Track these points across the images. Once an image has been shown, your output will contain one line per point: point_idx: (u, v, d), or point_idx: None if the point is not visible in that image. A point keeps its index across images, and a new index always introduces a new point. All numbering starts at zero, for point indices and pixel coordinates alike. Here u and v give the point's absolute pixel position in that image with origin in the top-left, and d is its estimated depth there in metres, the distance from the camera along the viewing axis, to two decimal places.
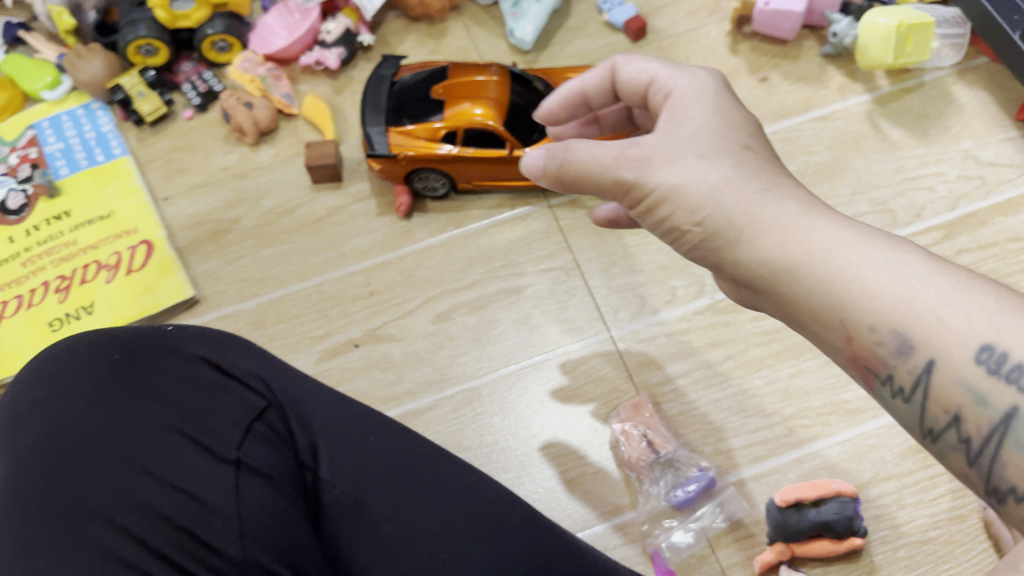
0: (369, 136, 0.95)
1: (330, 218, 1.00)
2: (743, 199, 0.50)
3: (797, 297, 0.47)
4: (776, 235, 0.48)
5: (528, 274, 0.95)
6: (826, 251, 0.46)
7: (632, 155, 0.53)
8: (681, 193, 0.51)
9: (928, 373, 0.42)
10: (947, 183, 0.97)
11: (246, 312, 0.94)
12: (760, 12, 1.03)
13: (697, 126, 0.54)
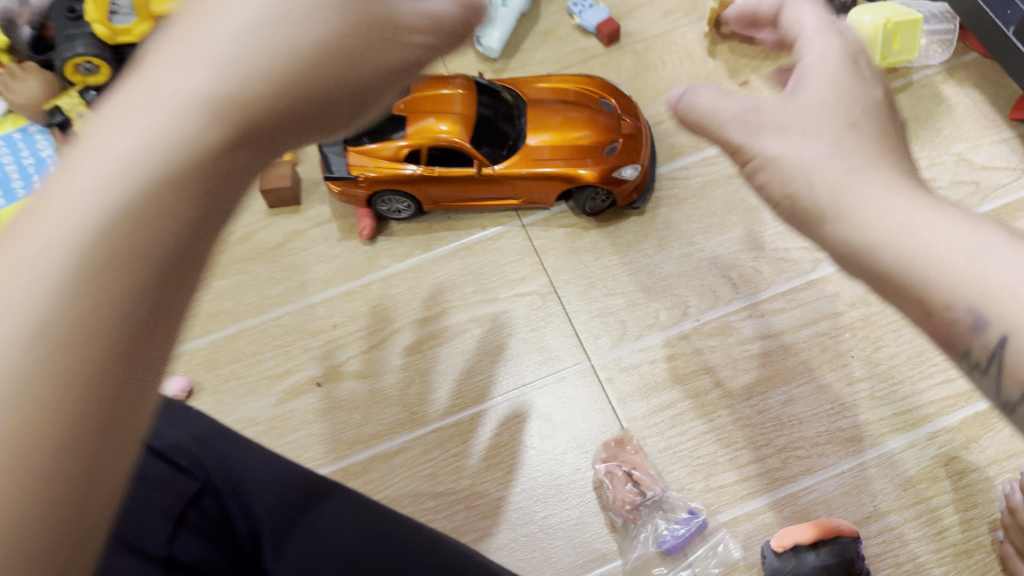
0: (327, 157, 0.89)
1: (287, 245, 0.93)
2: (835, 177, 0.41)
3: (880, 279, 0.39)
4: (857, 217, 0.40)
5: (501, 300, 0.89)
6: (916, 229, 0.38)
7: (748, 116, 0.45)
8: (779, 165, 0.43)
9: (1003, 352, 0.36)
10: (940, 190, 0.92)
11: (200, 351, 0.88)
12: (738, 12, 0.98)
13: (819, 89, 0.44)
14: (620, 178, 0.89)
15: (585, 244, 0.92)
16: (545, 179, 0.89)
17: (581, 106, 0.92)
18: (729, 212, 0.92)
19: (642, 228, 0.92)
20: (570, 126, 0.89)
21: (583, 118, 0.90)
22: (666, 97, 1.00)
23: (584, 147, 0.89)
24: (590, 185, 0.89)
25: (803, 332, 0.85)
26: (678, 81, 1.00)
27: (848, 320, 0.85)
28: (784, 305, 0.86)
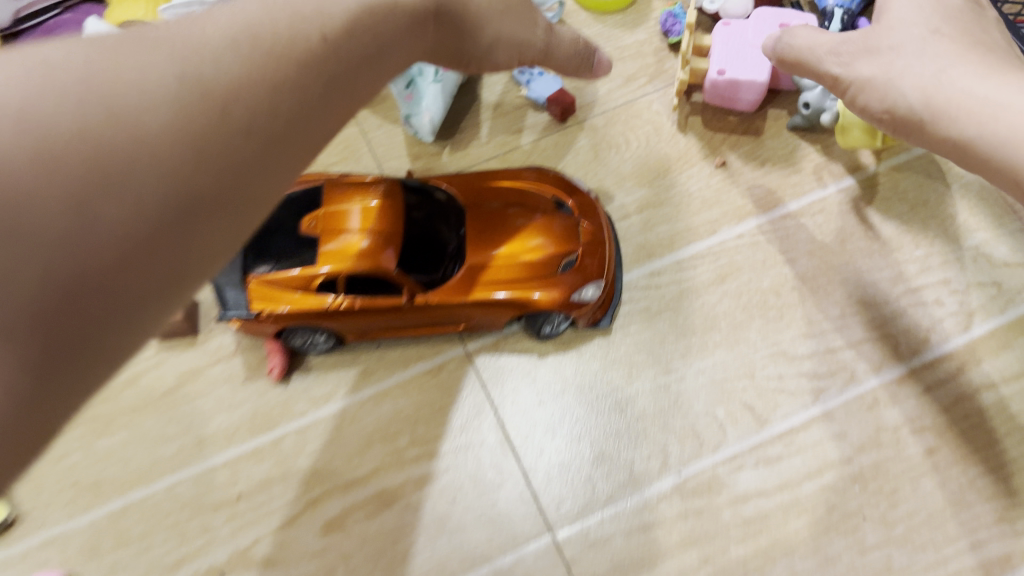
0: (222, 292, 0.73)
1: (182, 389, 0.78)
2: (925, 81, 0.50)
3: (986, 153, 0.45)
4: (949, 112, 0.48)
5: (443, 455, 0.73)
6: (984, 106, 0.46)
7: (839, 49, 0.55)
8: (874, 85, 0.53)
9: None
10: (957, 293, 0.78)
11: (77, 535, 0.72)
12: (714, 82, 0.82)
13: (901, 8, 0.54)
14: (579, 300, 0.74)
15: (542, 375, 0.76)
16: (487, 303, 0.74)
17: (533, 212, 0.76)
18: (710, 330, 0.77)
19: (610, 354, 0.77)
20: (517, 239, 0.74)
21: (534, 228, 0.75)
22: (631, 184, 0.84)
23: (534, 264, 0.74)
24: (543, 309, 0.74)
25: (804, 487, 0.71)
26: (644, 163, 0.85)
27: (856, 469, 0.72)
28: (781, 452, 0.72)
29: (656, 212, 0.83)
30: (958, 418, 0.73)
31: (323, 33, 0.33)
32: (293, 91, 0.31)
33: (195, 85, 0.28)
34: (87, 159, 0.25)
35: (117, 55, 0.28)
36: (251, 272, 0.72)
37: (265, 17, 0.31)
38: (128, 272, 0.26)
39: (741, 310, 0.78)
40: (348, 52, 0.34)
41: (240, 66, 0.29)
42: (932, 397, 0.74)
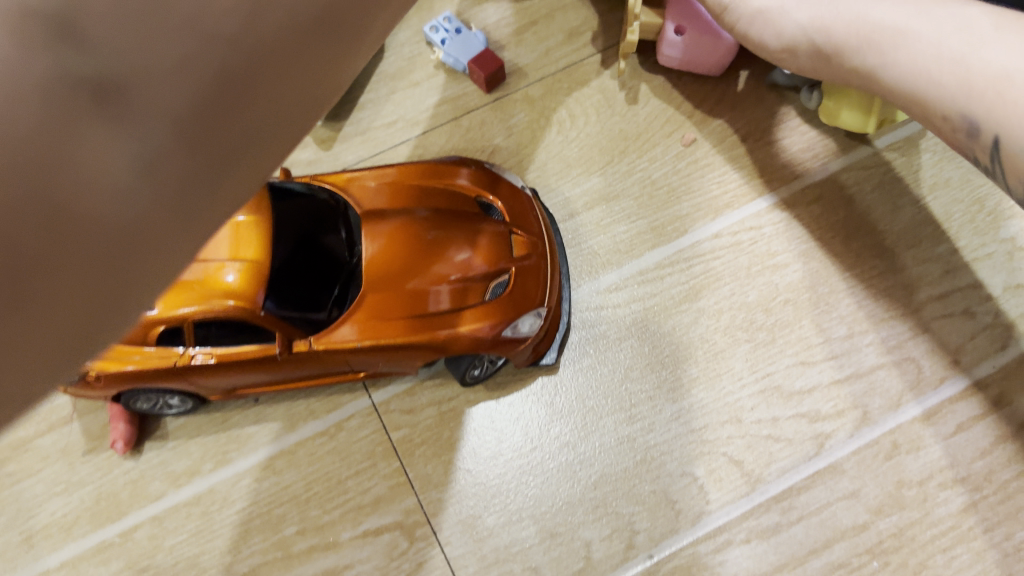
0: None
1: (3, 468, 0.59)
2: (817, 11, 0.44)
3: (897, 90, 0.40)
4: (849, 32, 0.41)
5: (344, 545, 0.56)
6: (881, 34, 0.39)
7: None
8: (768, 18, 0.48)
9: (999, 154, 0.34)
10: (996, 300, 0.61)
11: None
12: (673, 45, 0.65)
13: None
14: (515, 335, 0.58)
15: (473, 430, 0.59)
16: (400, 348, 0.56)
17: (461, 221, 0.57)
18: (683, 362, 0.61)
19: (558, 400, 0.60)
20: (443, 262, 0.56)
21: (465, 245, 0.56)
22: (579, 172, 0.67)
23: (462, 291, 0.56)
24: (468, 351, 0.57)
25: (810, 566, 0.55)
26: (594, 145, 0.67)
27: (875, 539, 0.56)
28: (777, 521, 0.56)
29: (609, 209, 0.65)
30: (1000, 465, 0.57)
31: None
32: None
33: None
34: None
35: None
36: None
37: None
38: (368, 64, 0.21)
39: (722, 332, 0.61)
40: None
41: None
42: (965, 439, 0.58)
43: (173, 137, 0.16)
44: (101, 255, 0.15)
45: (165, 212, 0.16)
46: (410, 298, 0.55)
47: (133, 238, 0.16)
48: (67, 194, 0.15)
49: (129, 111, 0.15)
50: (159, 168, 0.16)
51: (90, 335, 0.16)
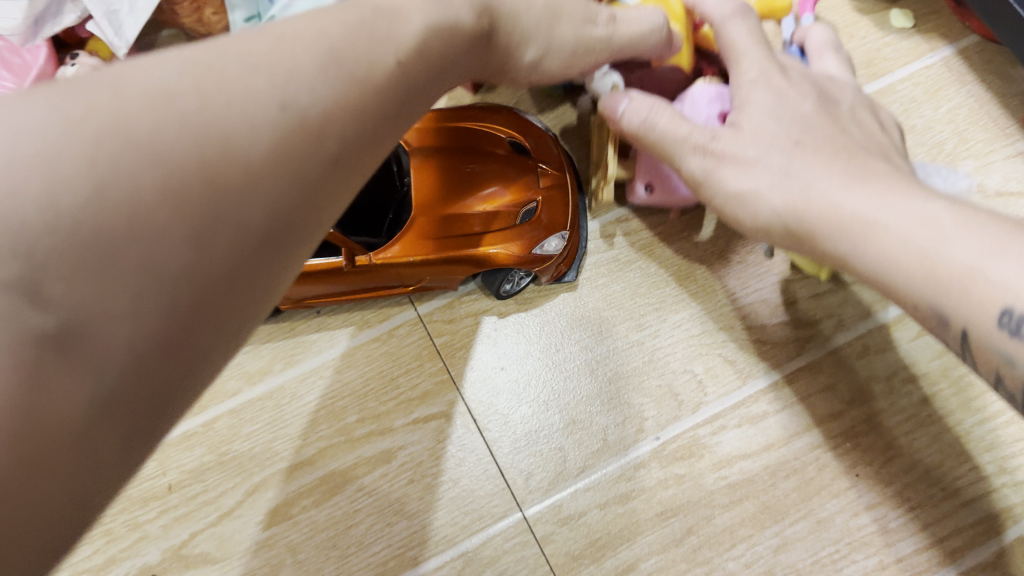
0: None
1: None
2: (792, 194, 0.46)
3: (870, 272, 0.44)
4: (839, 217, 0.44)
5: (398, 431, 0.66)
6: (859, 225, 0.43)
7: (686, 135, 0.49)
8: (750, 198, 0.48)
9: (968, 343, 0.40)
10: None
11: None
12: (640, 199, 0.64)
13: (755, 106, 0.49)
14: (542, 254, 0.66)
15: (505, 338, 0.69)
16: (446, 262, 0.66)
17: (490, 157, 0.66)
18: (686, 279, 0.69)
19: (577, 312, 0.70)
20: (477, 189, 0.65)
21: (494, 174, 0.66)
22: None
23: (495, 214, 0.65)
24: (502, 267, 0.66)
25: (792, 446, 0.65)
26: None
27: (849, 424, 0.66)
28: (765, 410, 0.66)
29: None
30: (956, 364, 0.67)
31: (399, 59, 0.32)
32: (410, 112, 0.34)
33: (288, 105, 0.27)
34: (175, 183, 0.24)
35: (214, 71, 0.26)
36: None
37: (350, 39, 0.30)
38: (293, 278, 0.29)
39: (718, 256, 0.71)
40: (441, 90, 0.38)
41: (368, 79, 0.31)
42: (927, 341, 0.67)
43: (118, 377, 0.24)
44: (60, 457, 0.24)
45: (111, 421, 0.24)
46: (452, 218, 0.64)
47: (81, 448, 0.24)
48: (37, 428, 0.23)
49: (83, 358, 0.24)
50: (107, 397, 0.24)
51: (61, 508, 0.24)
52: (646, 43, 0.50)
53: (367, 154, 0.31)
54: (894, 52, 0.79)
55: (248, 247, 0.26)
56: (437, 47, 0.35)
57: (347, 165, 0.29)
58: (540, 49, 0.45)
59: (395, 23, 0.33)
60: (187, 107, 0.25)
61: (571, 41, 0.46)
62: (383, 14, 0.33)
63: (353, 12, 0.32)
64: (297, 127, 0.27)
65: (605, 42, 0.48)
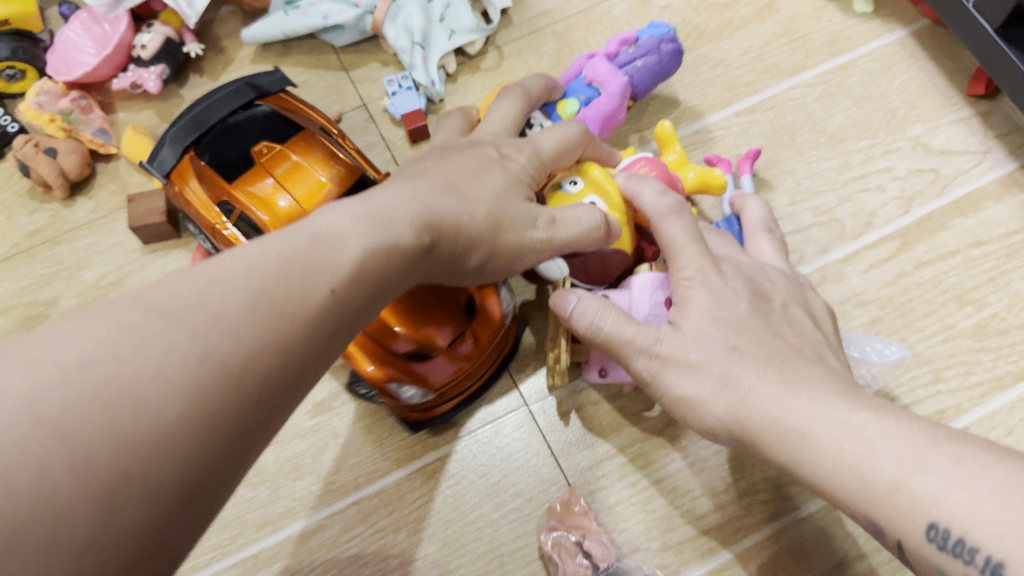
0: (162, 141, 0.72)
1: None
2: (732, 402, 0.53)
3: (813, 482, 0.48)
4: (781, 430, 0.50)
5: None
6: (796, 438, 0.49)
7: (630, 338, 0.57)
8: (698, 404, 0.55)
9: (905, 551, 0.44)
10: (898, 180, 0.84)
11: None
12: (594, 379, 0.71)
13: (696, 311, 0.56)
14: (395, 392, 0.66)
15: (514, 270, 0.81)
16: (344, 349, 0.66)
17: (438, 298, 0.66)
18: None
19: None
20: (415, 319, 0.65)
21: (439, 316, 0.66)
22: None
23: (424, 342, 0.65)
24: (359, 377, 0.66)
25: None
26: None
27: None
28: None
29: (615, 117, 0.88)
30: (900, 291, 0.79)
31: (332, 289, 0.41)
32: (299, 364, 0.39)
33: (203, 358, 0.34)
34: (76, 463, 0.30)
35: (137, 343, 0.33)
36: (199, 151, 0.72)
37: (280, 278, 0.38)
38: (183, 537, 0.34)
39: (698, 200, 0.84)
40: (375, 307, 0.45)
41: (252, 337, 0.36)
42: (877, 274, 0.80)
43: None
44: None
45: None
46: (377, 345, 0.65)
47: None
48: None
49: None
50: None
51: None
52: (589, 241, 0.59)
53: (275, 393, 0.38)
54: (856, 33, 0.91)
55: (159, 501, 0.32)
56: (370, 268, 0.43)
57: (264, 402, 0.37)
58: (485, 254, 0.53)
59: (332, 253, 0.42)
60: (103, 377, 0.31)
61: (512, 249, 0.54)
62: (319, 246, 0.41)
63: (288, 247, 0.40)
64: (212, 379, 0.34)
65: (548, 241, 0.56)
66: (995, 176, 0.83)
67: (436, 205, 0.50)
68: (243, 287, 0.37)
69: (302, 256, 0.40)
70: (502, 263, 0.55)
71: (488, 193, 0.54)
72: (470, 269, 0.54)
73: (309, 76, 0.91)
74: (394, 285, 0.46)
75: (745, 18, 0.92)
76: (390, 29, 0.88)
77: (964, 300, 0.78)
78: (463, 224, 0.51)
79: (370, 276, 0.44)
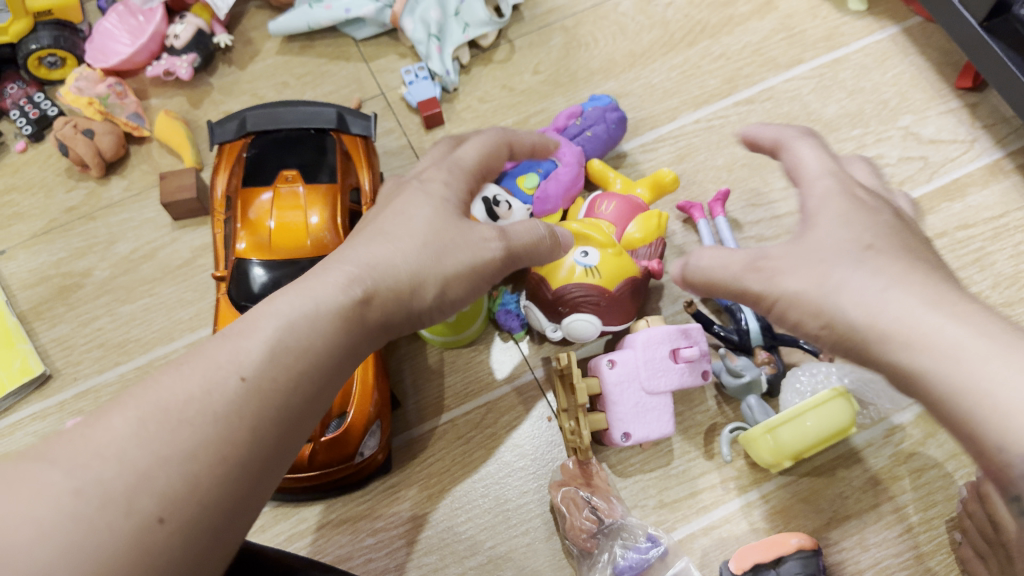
0: (241, 116, 0.82)
1: (197, 261, 0.86)
2: (865, 299, 0.43)
3: (943, 410, 0.38)
4: (919, 333, 0.40)
5: None
6: (941, 348, 0.39)
7: (747, 261, 0.49)
8: (803, 301, 0.45)
9: None
10: (888, 167, 0.88)
11: (107, 387, 0.80)
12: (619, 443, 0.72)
13: (831, 216, 0.47)
14: None
15: None
16: None
17: None
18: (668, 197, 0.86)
19: None
20: None
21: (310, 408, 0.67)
22: (600, 78, 0.94)
23: None
24: None
25: None
26: (611, 60, 0.95)
27: None
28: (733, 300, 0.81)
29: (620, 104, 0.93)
30: None
31: (242, 378, 0.41)
32: (218, 457, 0.39)
33: (82, 489, 0.35)
34: None
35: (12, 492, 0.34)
36: (251, 143, 0.81)
37: (172, 391, 0.39)
38: None
39: (697, 184, 0.88)
40: (317, 402, 0.45)
41: (141, 451, 0.37)
42: None
43: None
44: None
45: None
46: None
47: None
48: None
49: None
50: None
51: None
52: (534, 246, 0.55)
53: (194, 494, 0.37)
54: (851, 29, 0.96)
55: None
56: (291, 350, 0.43)
57: (179, 509, 0.36)
58: (436, 286, 0.50)
59: (236, 347, 0.42)
60: None
61: (465, 270, 0.51)
62: (228, 343, 0.42)
63: (189, 363, 0.41)
64: (94, 505, 0.34)
65: (495, 253, 0.52)
66: (982, 164, 0.87)
67: (379, 265, 0.49)
68: (130, 410, 0.38)
69: (207, 359, 0.41)
70: (461, 285, 0.51)
71: (419, 225, 0.51)
72: (428, 301, 0.50)
73: (331, 66, 0.96)
74: (337, 376, 0.46)
75: (745, 14, 0.97)
76: (408, 22, 0.94)
77: None
78: (396, 266, 0.49)
79: (296, 365, 0.43)
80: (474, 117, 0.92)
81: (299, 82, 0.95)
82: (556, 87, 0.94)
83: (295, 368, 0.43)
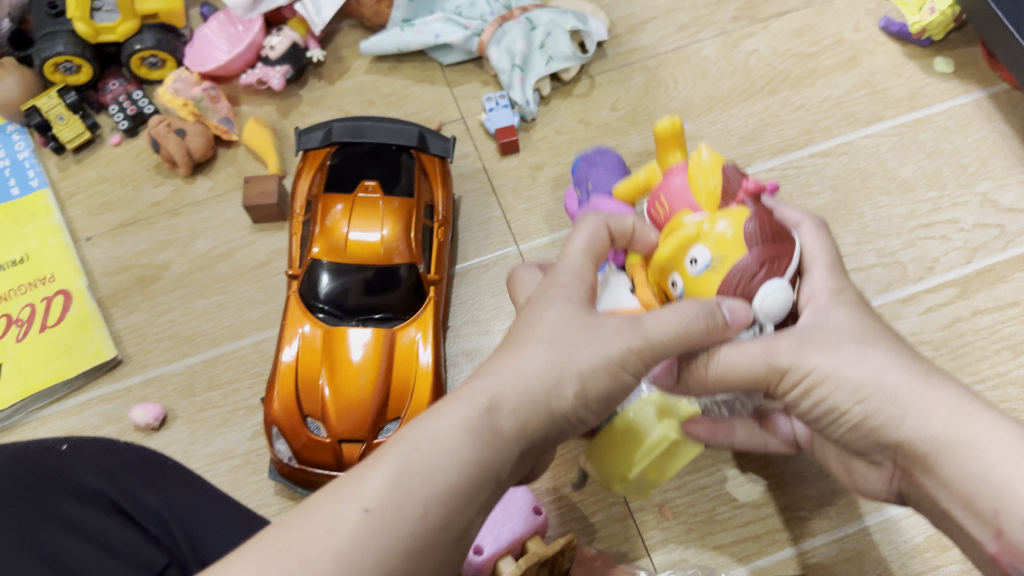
0: (329, 125, 0.85)
1: (271, 264, 0.89)
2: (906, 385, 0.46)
3: (963, 484, 0.43)
4: (943, 417, 0.44)
5: (495, 334, 0.85)
6: (962, 422, 0.43)
7: (781, 343, 0.49)
8: (841, 376, 0.47)
9: None
10: (963, 232, 0.87)
11: (174, 376, 0.83)
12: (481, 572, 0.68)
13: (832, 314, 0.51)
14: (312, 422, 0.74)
15: None
16: (286, 373, 0.74)
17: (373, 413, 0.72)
18: None
19: None
20: (332, 406, 0.72)
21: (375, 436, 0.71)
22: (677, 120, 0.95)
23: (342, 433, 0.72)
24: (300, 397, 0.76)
25: None
26: (690, 103, 0.96)
27: None
28: None
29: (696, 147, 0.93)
30: (956, 335, 0.82)
31: (364, 509, 0.37)
32: None
33: None
34: None
35: None
36: (334, 152, 0.84)
37: (297, 528, 0.37)
38: None
39: None
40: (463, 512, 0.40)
41: None
42: (935, 317, 0.83)
43: None
44: None
45: None
46: (297, 386, 0.73)
47: None
48: None
49: None
50: None
51: None
52: (699, 337, 0.47)
53: None
54: (934, 91, 0.95)
55: None
56: (414, 468, 0.39)
57: None
58: (575, 385, 0.45)
59: (364, 476, 0.39)
60: None
61: (601, 364, 0.45)
62: (353, 476, 0.39)
63: (322, 494, 0.39)
64: None
65: (640, 347, 0.46)
66: None
67: (497, 373, 0.44)
68: (261, 549, 0.36)
69: (329, 495, 0.38)
70: (599, 379, 0.45)
71: (546, 326, 0.46)
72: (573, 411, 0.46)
73: (415, 87, 0.99)
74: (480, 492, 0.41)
75: (828, 67, 0.98)
76: (494, 51, 0.96)
77: (1018, 351, 0.80)
78: (525, 369, 0.44)
79: (430, 479, 0.39)
80: (549, 148, 0.94)
81: (384, 101, 0.98)
82: (633, 125, 0.95)
83: (427, 487, 0.39)
